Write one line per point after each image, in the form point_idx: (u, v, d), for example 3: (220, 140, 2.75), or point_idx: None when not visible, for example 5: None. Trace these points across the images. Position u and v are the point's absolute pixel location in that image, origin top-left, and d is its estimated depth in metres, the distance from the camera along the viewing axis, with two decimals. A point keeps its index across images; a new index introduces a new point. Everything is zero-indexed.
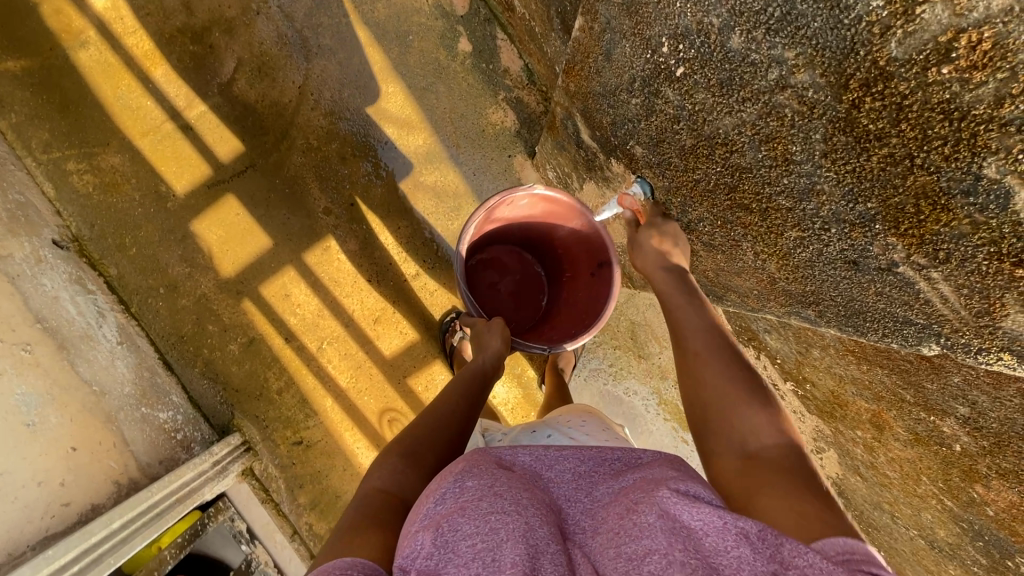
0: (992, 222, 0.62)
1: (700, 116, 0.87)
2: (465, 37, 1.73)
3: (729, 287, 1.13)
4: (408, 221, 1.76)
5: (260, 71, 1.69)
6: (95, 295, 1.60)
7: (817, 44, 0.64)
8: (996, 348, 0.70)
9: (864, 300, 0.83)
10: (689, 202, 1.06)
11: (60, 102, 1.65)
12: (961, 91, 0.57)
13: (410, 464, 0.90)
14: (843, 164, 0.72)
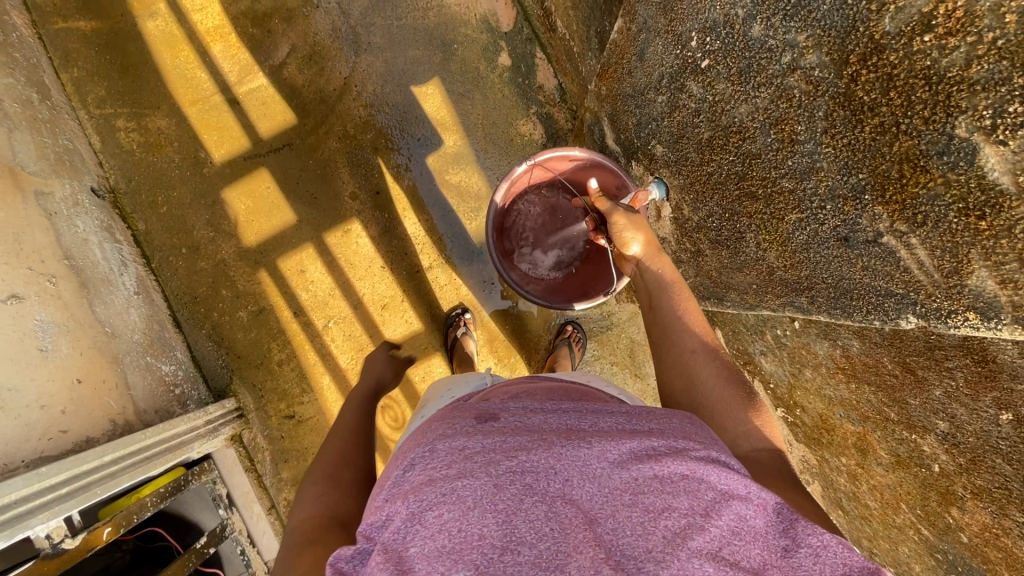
0: (963, 179, 0.66)
1: (719, 107, 0.97)
2: (506, 52, 1.81)
3: (729, 285, 1.15)
4: (429, 215, 1.82)
5: (311, 59, 1.79)
6: (119, 245, 1.67)
7: (825, 25, 0.75)
8: (960, 307, 0.72)
9: (853, 277, 0.85)
10: (700, 199, 1.12)
11: (121, 64, 1.77)
12: (939, 56, 0.64)
13: (328, 486, 0.93)
14: (841, 138, 0.78)
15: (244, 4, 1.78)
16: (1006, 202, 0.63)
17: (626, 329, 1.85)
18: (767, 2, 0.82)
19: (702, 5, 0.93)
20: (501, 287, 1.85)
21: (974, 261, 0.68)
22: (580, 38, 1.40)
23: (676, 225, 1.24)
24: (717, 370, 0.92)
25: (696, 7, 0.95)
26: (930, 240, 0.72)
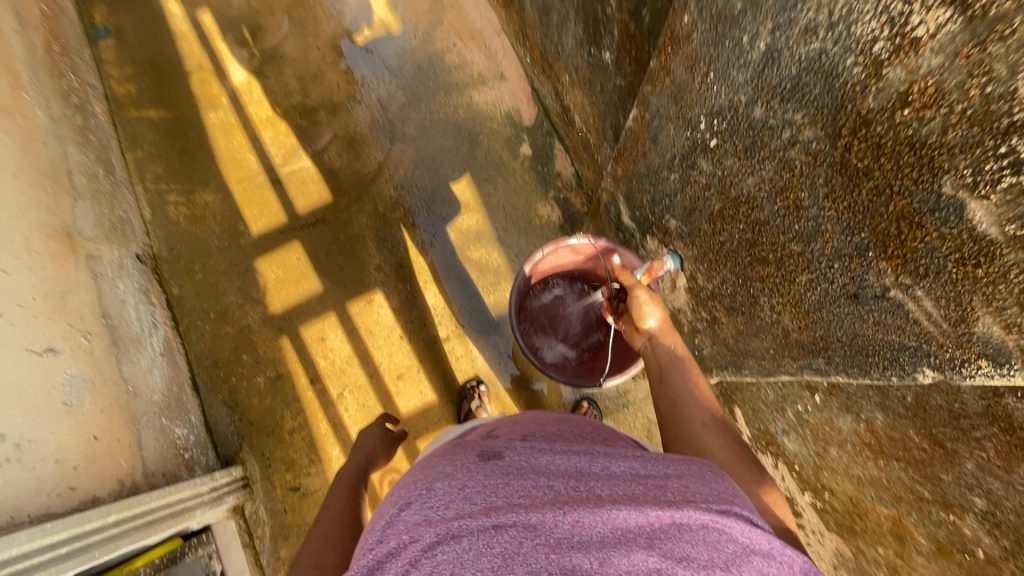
0: (956, 234, 0.60)
1: (728, 180, 0.95)
2: (527, 143, 1.96)
3: (749, 352, 1.11)
4: (448, 288, 1.89)
5: (350, 146, 1.97)
6: (152, 307, 1.76)
7: (816, 105, 0.73)
8: (973, 356, 0.63)
9: (868, 334, 0.77)
10: (715, 267, 1.11)
11: (180, 146, 1.97)
12: (919, 125, 0.60)
13: (315, 570, 0.86)
14: (841, 203, 0.74)
15: (296, 99, 2.00)
16: (998, 250, 0.56)
17: (642, 408, 1.83)
18: (766, 88, 0.80)
19: (709, 93, 0.93)
20: (517, 361, 1.86)
21: (977, 309, 0.60)
22: (596, 130, 1.52)
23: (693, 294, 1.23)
24: (728, 446, 0.89)
25: (703, 94, 0.95)
26: (935, 289, 0.64)
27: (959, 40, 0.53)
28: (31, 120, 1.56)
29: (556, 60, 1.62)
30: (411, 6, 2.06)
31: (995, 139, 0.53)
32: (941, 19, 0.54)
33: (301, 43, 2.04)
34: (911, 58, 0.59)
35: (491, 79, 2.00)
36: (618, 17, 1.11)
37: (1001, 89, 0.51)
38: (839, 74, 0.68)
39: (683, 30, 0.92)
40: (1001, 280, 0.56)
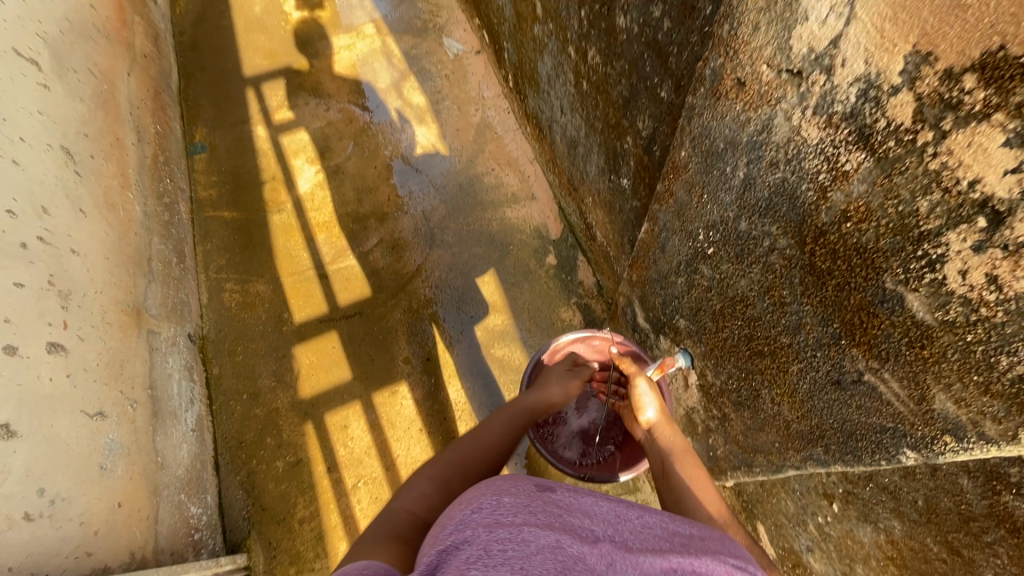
0: (904, 321, 0.65)
1: (725, 283, 0.93)
2: (553, 254, 2.14)
3: (757, 449, 1.02)
4: (470, 384, 1.95)
5: (392, 249, 2.19)
6: (192, 384, 1.86)
7: (781, 216, 0.77)
8: (937, 432, 0.65)
9: (852, 417, 0.77)
10: (721, 364, 1.03)
11: (245, 242, 2.23)
12: (861, 236, 0.66)
13: (438, 488, 0.92)
14: (817, 299, 0.75)
15: (351, 207, 2.28)
16: (934, 334, 0.62)
17: None
18: (748, 206, 0.82)
19: (704, 208, 0.93)
20: (532, 462, 1.85)
21: (932, 386, 0.64)
22: (616, 244, 1.68)
23: (703, 391, 1.13)
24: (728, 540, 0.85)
25: (699, 211, 0.94)
26: (898, 370, 0.67)
27: (874, 174, 0.62)
28: (130, 214, 1.84)
29: (580, 185, 1.85)
30: (458, 138, 2.41)
31: (914, 245, 0.60)
32: (858, 159, 0.63)
33: (362, 162, 2.38)
34: (845, 186, 0.66)
35: (523, 199, 2.25)
36: (633, 152, 1.32)
37: (908, 208, 0.60)
38: (801, 194, 0.72)
39: (681, 160, 0.95)
40: (944, 357, 0.61)
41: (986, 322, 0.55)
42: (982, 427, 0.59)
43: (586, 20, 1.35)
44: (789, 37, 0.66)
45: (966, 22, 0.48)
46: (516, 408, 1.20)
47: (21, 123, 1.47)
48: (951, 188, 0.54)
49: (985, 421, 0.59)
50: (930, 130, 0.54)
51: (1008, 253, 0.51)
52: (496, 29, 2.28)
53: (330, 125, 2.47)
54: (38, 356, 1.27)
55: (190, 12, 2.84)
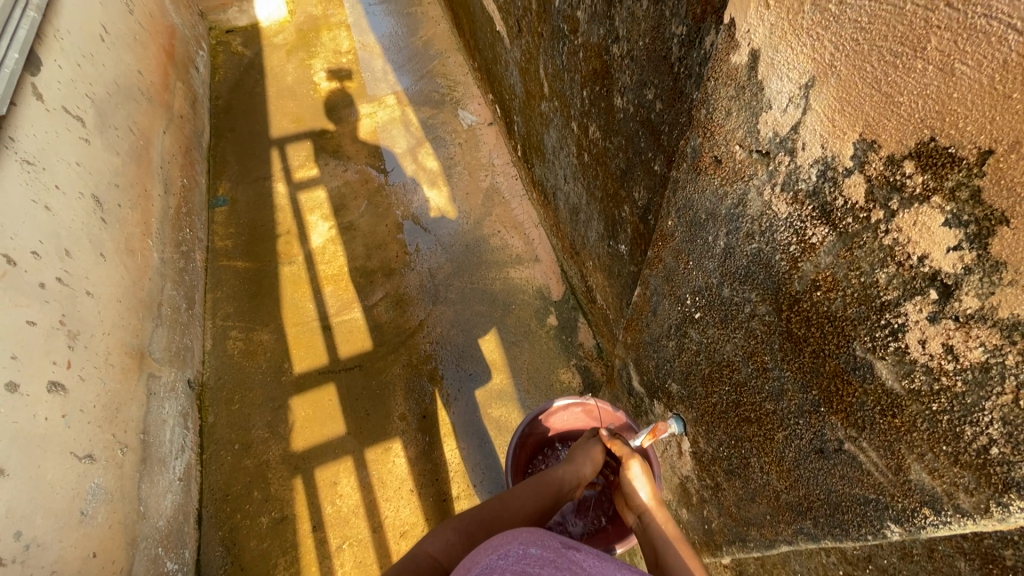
0: (876, 389, 0.66)
1: (712, 347, 0.95)
2: (554, 314, 2.16)
3: (750, 522, 0.99)
4: (465, 443, 1.91)
5: (396, 304, 2.23)
6: (185, 431, 1.84)
7: (757, 283, 0.79)
8: (916, 504, 0.65)
9: (836, 488, 0.76)
10: (712, 430, 1.02)
11: (254, 291, 2.29)
12: (831, 305, 0.68)
13: (460, 538, 0.93)
14: (796, 366, 0.76)
15: (360, 262, 2.35)
16: (904, 403, 0.63)
17: None
18: (729, 272, 0.85)
19: (690, 273, 0.95)
20: None
21: (907, 456, 0.64)
22: (615, 307, 1.70)
23: (696, 459, 1.11)
24: None
25: (686, 276, 0.97)
26: (874, 439, 0.68)
27: (837, 247, 0.65)
28: (147, 259, 1.91)
29: (582, 249, 1.90)
30: (467, 201, 2.52)
31: (877, 314, 0.63)
32: (822, 233, 0.66)
33: (373, 220, 2.48)
34: (814, 257, 0.69)
35: (527, 260, 2.31)
36: (630, 219, 1.38)
37: (869, 279, 0.63)
38: (775, 263, 0.75)
39: (668, 229, 0.99)
40: (915, 426, 0.62)
41: (948, 391, 0.58)
42: (957, 499, 0.60)
43: (588, 100, 1.45)
44: (757, 121, 0.72)
45: (901, 115, 0.53)
46: (547, 478, 1.11)
47: (59, 173, 1.58)
48: (904, 262, 0.58)
49: (959, 493, 0.59)
50: (881, 209, 0.59)
51: (960, 323, 0.54)
52: (507, 104, 2.44)
53: (346, 185, 2.60)
54: (37, 395, 1.28)
55: (227, 80, 3.08)
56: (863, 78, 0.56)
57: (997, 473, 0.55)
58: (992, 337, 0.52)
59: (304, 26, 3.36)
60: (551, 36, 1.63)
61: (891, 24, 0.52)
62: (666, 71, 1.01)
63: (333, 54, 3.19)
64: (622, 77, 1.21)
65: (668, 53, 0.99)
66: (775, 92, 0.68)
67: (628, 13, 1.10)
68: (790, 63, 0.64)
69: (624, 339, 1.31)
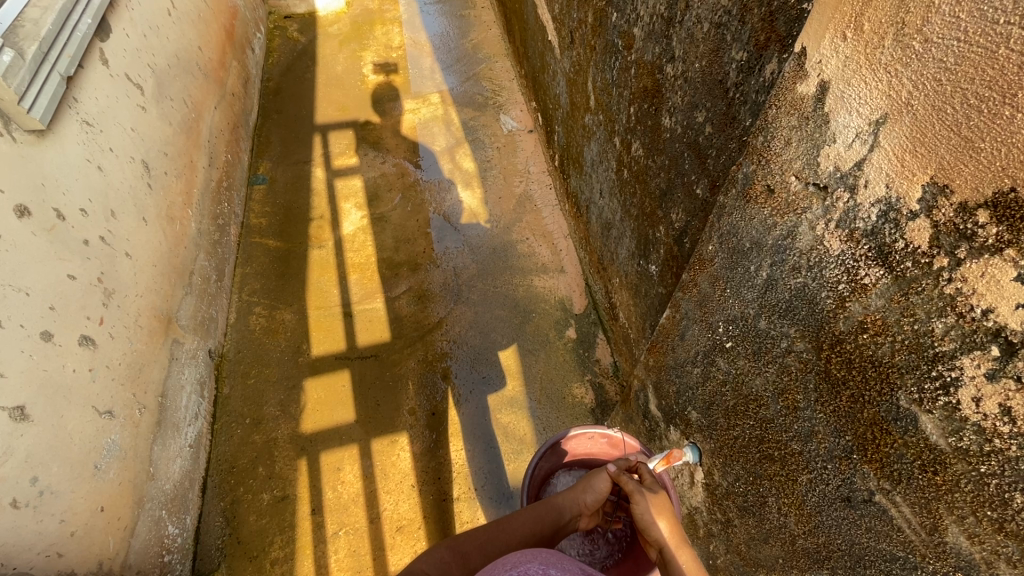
0: (918, 442, 0.63)
1: (741, 378, 0.92)
2: (573, 328, 2.14)
3: (759, 563, 0.96)
4: (472, 446, 1.91)
5: (418, 298, 2.25)
6: (201, 400, 1.88)
7: (798, 320, 0.77)
8: (949, 568, 0.63)
9: (862, 540, 0.73)
10: (730, 464, 1.00)
11: (281, 271, 2.33)
12: (878, 351, 0.66)
13: (457, 557, 0.87)
14: (831, 409, 0.74)
15: (387, 254, 2.37)
16: (947, 461, 0.60)
17: None
18: (769, 305, 0.82)
19: (725, 301, 0.93)
20: None
21: (945, 516, 0.62)
22: (637, 327, 1.69)
23: (708, 491, 1.08)
24: None
25: (721, 303, 0.95)
26: (910, 495, 0.65)
27: (891, 291, 0.63)
28: (185, 229, 1.97)
29: (610, 265, 1.89)
30: (499, 205, 2.53)
31: (928, 364, 0.60)
32: (876, 275, 0.64)
33: (405, 214, 2.50)
34: (864, 298, 0.67)
35: (552, 270, 2.30)
36: (664, 241, 1.37)
37: (923, 328, 0.60)
38: (820, 301, 0.73)
39: (708, 254, 0.97)
40: (957, 486, 0.60)
41: (999, 455, 0.55)
42: (996, 569, 0.58)
43: (634, 116, 1.45)
44: (818, 154, 0.70)
45: (980, 163, 0.52)
46: (547, 504, 1.02)
47: (114, 137, 1.64)
48: (965, 314, 0.56)
49: (999, 562, 0.57)
50: (945, 256, 0.56)
51: (1021, 384, 0.52)
52: (550, 113, 2.45)
53: (382, 177, 2.64)
54: (69, 347, 1.33)
55: (280, 63, 3.17)
56: (942, 121, 0.55)
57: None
58: None
59: (359, 18, 3.44)
60: (603, 49, 1.64)
61: (980, 67, 0.50)
62: (720, 95, 1.00)
63: (384, 48, 3.25)
64: (673, 97, 1.20)
65: (725, 77, 0.98)
66: (841, 127, 0.66)
67: (687, 33, 1.09)
68: (861, 98, 0.63)
69: (645, 360, 1.28)
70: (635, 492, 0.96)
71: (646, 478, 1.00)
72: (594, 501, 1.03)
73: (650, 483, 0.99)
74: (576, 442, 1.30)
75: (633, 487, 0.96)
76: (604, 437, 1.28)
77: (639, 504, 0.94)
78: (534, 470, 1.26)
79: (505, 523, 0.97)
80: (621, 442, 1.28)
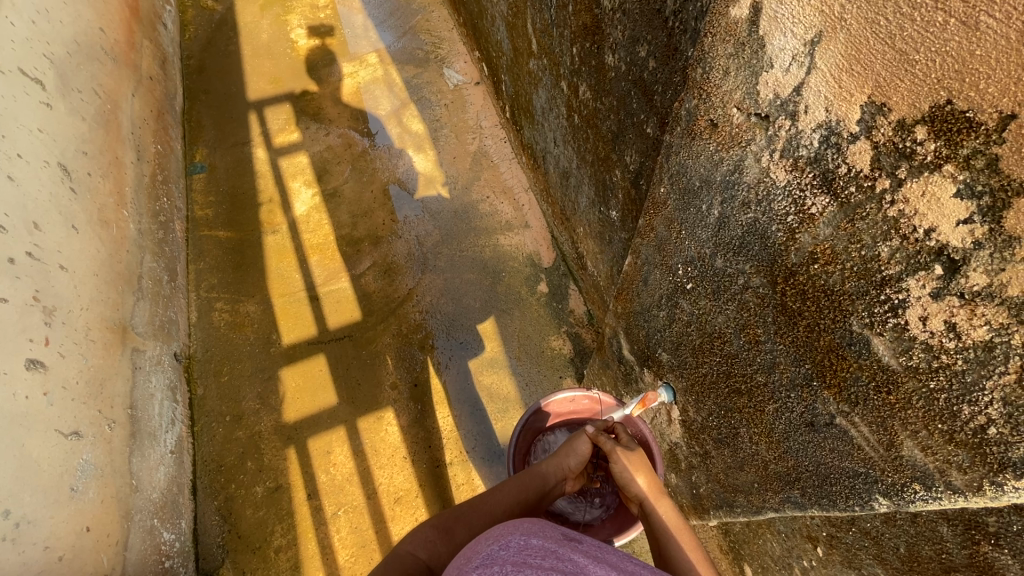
0: (873, 366, 0.65)
1: (704, 318, 0.93)
2: (545, 282, 2.13)
3: (737, 489, 1.00)
4: (458, 411, 1.92)
5: (385, 272, 2.19)
6: (175, 405, 1.83)
7: (751, 255, 0.77)
8: (907, 479, 0.66)
9: (827, 462, 0.76)
10: (702, 400, 1.02)
11: (237, 262, 2.23)
12: (830, 280, 0.66)
13: (441, 534, 0.86)
14: (790, 339, 0.75)
15: (346, 230, 2.29)
16: (899, 380, 0.62)
17: None
18: (723, 243, 0.82)
19: (681, 243, 0.93)
20: None
21: (900, 433, 0.64)
22: (606, 274, 1.69)
23: (685, 427, 1.11)
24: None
25: (677, 245, 0.94)
26: (868, 415, 0.68)
27: (838, 218, 0.63)
28: (123, 232, 1.85)
29: (572, 215, 1.86)
30: (454, 165, 2.44)
31: (877, 289, 0.61)
32: (822, 203, 0.64)
33: (358, 186, 2.40)
34: (812, 228, 0.66)
35: (517, 226, 2.27)
36: (621, 185, 1.34)
37: (870, 253, 0.61)
38: (770, 234, 0.73)
39: (661, 196, 0.95)
40: (910, 403, 0.62)
41: (946, 370, 0.57)
42: (949, 476, 0.61)
43: (578, 57, 1.38)
44: (756, 82, 0.68)
45: (916, 76, 0.50)
46: (531, 472, 1.03)
47: (21, 141, 1.50)
48: (909, 235, 0.56)
49: (951, 470, 0.60)
50: (887, 177, 0.56)
51: (965, 301, 0.53)
52: (494, 62, 2.34)
53: (328, 149, 2.51)
54: (16, 373, 1.26)
55: (198, 37, 2.91)
56: (876, 35, 0.53)
57: (992, 453, 0.55)
58: (997, 315, 0.51)
59: None
60: None
61: None
62: (660, 26, 0.96)
63: (310, 9, 3.01)
64: (613, 33, 1.14)
65: (663, 6, 0.93)
66: (777, 50, 0.63)
67: None
68: (795, 16, 0.60)
69: (613, 309, 1.29)
70: (614, 452, 0.99)
71: (623, 437, 1.03)
72: (576, 465, 1.05)
73: (625, 443, 1.02)
74: (558, 407, 1.32)
75: (611, 448, 1.00)
76: (584, 396, 1.30)
77: (619, 464, 0.98)
78: (519, 438, 1.29)
79: (492, 496, 0.98)
80: (600, 399, 1.29)
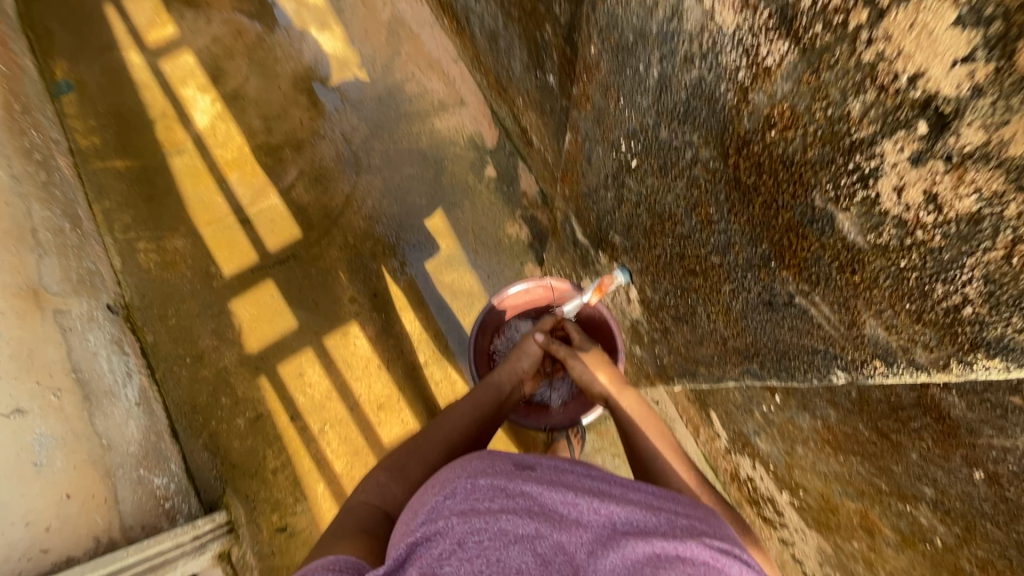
0: (835, 244, 0.61)
1: (654, 199, 0.87)
2: (491, 166, 1.98)
3: (698, 360, 1.02)
4: (423, 314, 1.89)
5: (316, 180, 1.99)
6: (126, 357, 1.75)
7: (705, 126, 0.70)
8: (868, 356, 0.64)
9: (785, 339, 0.76)
10: (659, 279, 0.99)
11: (147, 194, 1.98)
12: (787, 147, 0.60)
13: (395, 473, 0.85)
14: (745, 218, 0.71)
15: (261, 138, 2.02)
16: (866, 258, 0.58)
17: None
18: (667, 112, 0.74)
19: (621, 114, 0.85)
20: None
21: (863, 311, 0.61)
22: (552, 149, 1.55)
23: (644, 305, 1.10)
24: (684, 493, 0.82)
25: (618, 117, 0.86)
26: (829, 294, 0.65)
27: (799, 69, 0.54)
28: None
29: (509, 84, 1.65)
30: (368, 41, 2.10)
31: (844, 156, 0.54)
32: (780, 51, 0.55)
33: (263, 84, 2.07)
34: (767, 85, 0.58)
35: (451, 105, 2.04)
36: (554, 43, 1.15)
37: (838, 111, 0.53)
38: (720, 98, 0.65)
39: (592, 59, 0.86)
40: (876, 283, 0.58)
41: (920, 247, 0.52)
42: (912, 354, 0.58)
43: None
44: None
45: None
46: (487, 385, 1.07)
47: None
48: (888, 85, 0.47)
49: (915, 348, 0.57)
50: (864, 7, 0.45)
51: (952, 165, 0.45)
52: None
53: (216, 42, 2.11)
54: None
55: None
56: None
57: (964, 333, 0.51)
58: (990, 183, 0.43)
59: None
60: None
61: None
62: None
63: None
64: None
65: None
66: None
67: None
68: None
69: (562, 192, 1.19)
70: (570, 354, 1.09)
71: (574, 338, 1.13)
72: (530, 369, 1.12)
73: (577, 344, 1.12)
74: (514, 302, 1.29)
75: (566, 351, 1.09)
76: (539, 287, 1.27)
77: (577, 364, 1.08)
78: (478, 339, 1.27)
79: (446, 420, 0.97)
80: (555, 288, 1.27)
